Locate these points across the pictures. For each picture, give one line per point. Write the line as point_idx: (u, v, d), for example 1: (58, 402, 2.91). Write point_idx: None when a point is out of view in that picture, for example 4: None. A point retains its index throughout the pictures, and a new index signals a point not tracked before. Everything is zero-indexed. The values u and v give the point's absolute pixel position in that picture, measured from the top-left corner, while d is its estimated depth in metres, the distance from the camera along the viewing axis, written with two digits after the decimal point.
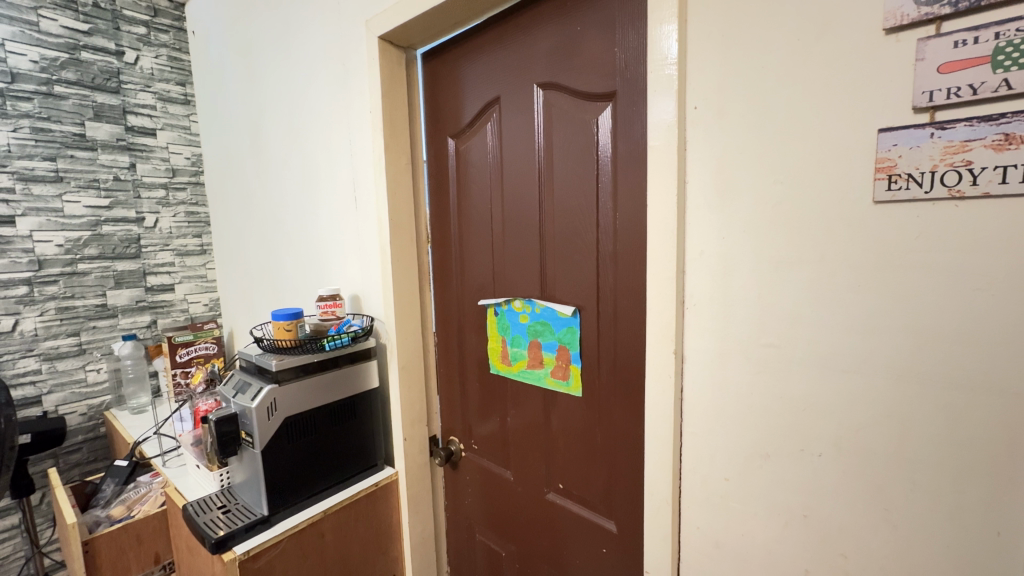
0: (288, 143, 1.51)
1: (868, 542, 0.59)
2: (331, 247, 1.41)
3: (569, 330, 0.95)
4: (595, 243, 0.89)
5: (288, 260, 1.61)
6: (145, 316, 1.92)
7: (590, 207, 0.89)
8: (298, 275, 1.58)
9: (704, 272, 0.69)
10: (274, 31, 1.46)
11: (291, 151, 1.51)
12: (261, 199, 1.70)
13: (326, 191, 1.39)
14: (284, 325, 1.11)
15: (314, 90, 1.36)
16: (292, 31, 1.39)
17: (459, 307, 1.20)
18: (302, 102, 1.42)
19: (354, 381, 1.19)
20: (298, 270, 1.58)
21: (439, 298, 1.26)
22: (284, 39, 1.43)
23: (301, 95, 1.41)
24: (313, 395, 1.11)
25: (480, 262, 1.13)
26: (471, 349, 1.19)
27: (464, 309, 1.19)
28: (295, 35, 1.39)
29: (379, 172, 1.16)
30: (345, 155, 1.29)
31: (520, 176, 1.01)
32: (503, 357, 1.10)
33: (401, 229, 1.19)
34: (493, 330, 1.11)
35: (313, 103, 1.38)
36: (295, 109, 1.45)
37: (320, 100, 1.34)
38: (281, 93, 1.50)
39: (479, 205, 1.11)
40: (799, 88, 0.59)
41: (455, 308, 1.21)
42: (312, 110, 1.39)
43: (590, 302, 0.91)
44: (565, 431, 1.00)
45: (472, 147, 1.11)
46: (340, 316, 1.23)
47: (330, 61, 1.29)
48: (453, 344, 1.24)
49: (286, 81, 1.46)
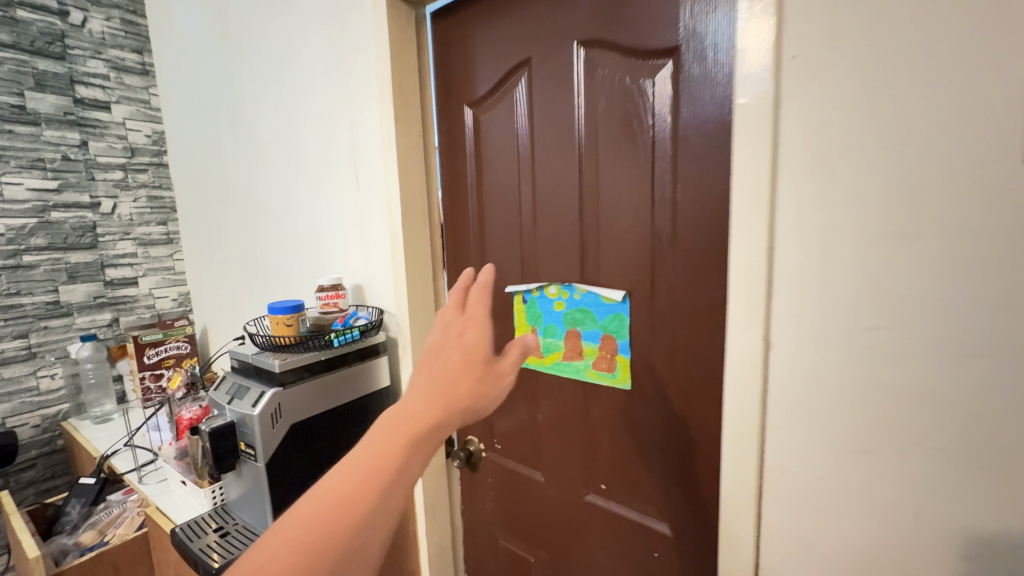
0: (275, 121, 1.36)
1: (1000, 545, 0.53)
2: (337, 246, 1.25)
3: (616, 317, 0.87)
4: (650, 222, 0.80)
5: (288, 261, 1.43)
6: (105, 314, 1.71)
7: (646, 181, 0.80)
8: (301, 274, 1.40)
9: (798, 248, 0.61)
10: (274, 24, 1.26)
11: (284, 138, 1.34)
12: (242, 181, 1.54)
13: (323, 179, 1.25)
14: (283, 320, 0.98)
15: (313, 84, 1.20)
16: (289, 27, 1.23)
17: None
18: (302, 95, 1.24)
19: (364, 381, 1.06)
20: (300, 270, 1.39)
21: None
22: (286, 40, 1.24)
23: (301, 88, 1.24)
24: (320, 397, 0.98)
25: (505, 249, 1.02)
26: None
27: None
28: (297, 32, 1.21)
29: (387, 145, 1.03)
30: (343, 134, 1.16)
31: (556, 149, 0.91)
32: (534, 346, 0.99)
33: (414, 212, 1.07)
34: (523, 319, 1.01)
35: (311, 94, 1.22)
36: (295, 100, 1.27)
37: (320, 94, 1.19)
38: (274, 85, 1.32)
39: (502, 182, 1.00)
40: (929, 27, 0.51)
41: None
42: (312, 104, 1.22)
43: (643, 286, 0.83)
44: (609, 427, 0.92)
45: (494, 118, 1.00)
46: (343, 309, 1.11)
47: (331, 44, 1.14)
48: None
49: (277, 61, 1.29)
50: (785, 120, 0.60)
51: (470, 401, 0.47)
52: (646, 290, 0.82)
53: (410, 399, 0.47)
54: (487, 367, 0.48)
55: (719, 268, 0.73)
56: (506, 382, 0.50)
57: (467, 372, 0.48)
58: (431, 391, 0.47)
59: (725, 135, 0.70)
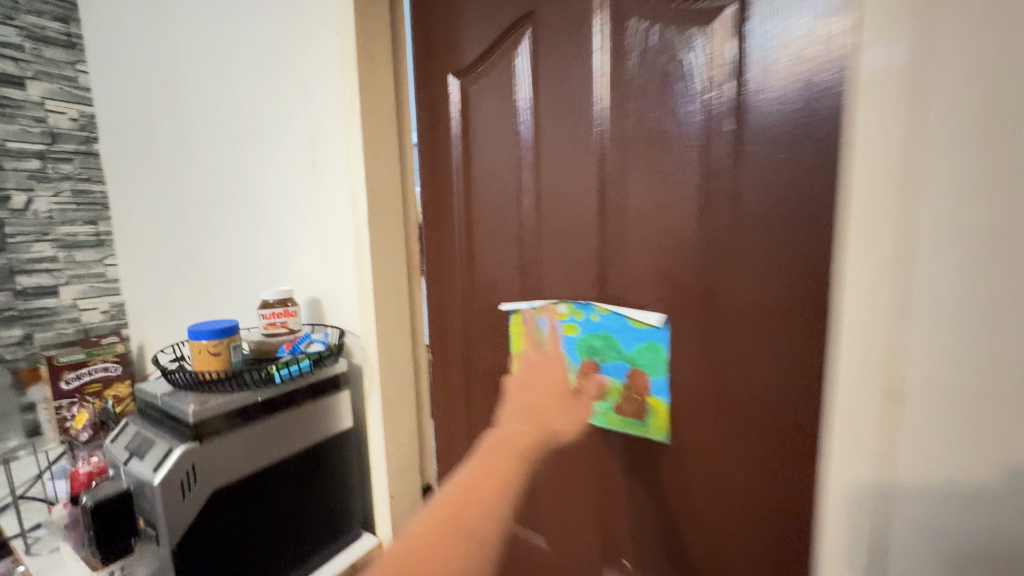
0: (222, 102, 1.13)
1: None
2: (292, 251, 1.01)
3: (649, 348, 0.66)
4: (698, 223, 0.61)
5: (236, 268, 1.19)
6: (15, 330, 1.43)
7: (693, 168, 0.60)
8: (249, 282, 1.16)
9: (955, 258, 0.42)
10: None
11: (230, 118, 1.11)
12: (183, 172, 1.30)
13: (276, 170, 1.02)
14: (208, 347, 0.74)
15: (263, 45, 0.99)
16: None
17: (466, 314, 0.88)
18: (249, 58, 1.03)
19: (319, 424, 0.83)
20: (249, 279, 1.16)
21: (434, 301, 0.92)
22: None
23: (249, 52, 1.03)
24: (259, 446, 0.75)
25: (501, 256, 0.81)
26: (479, 373, 0.88)
27: (472, 318, 0.87)
28: None
29: (351, 122, 0.82)
30: (298, 111, 0.95)
31: (568, 127, 0.70)
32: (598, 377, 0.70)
33: (384, 208, 0.85)
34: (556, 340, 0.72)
35: (261, 60, 1.00)
36: (242, 68, 1.05)
37: (273, 60, 0.98)
38: (220, 52, 1.10)
39: (496, 170, 0.79)
40: None
41: (459, 320, 0.89)
42: (263, 71, 1.01)
43: (687, 308, 0.63)
44: (635, 486, 0.71)
45: (486, 91, 0.79)
46: (294, 329, 0.88)
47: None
48: (454, 363, 0.91)
49: (224, 24, 1.07)
50: (910, 80, 0.44)
51: (556, 429, 0.58)
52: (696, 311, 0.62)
53: (509, 418, 0.56)
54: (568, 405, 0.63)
55: (796, 285, 0.54)
56: (576, 420, 0.63)
57: (555, 404, 0.61)
58: (527, 413, 0.57)
59: (823, 100, 0.50)
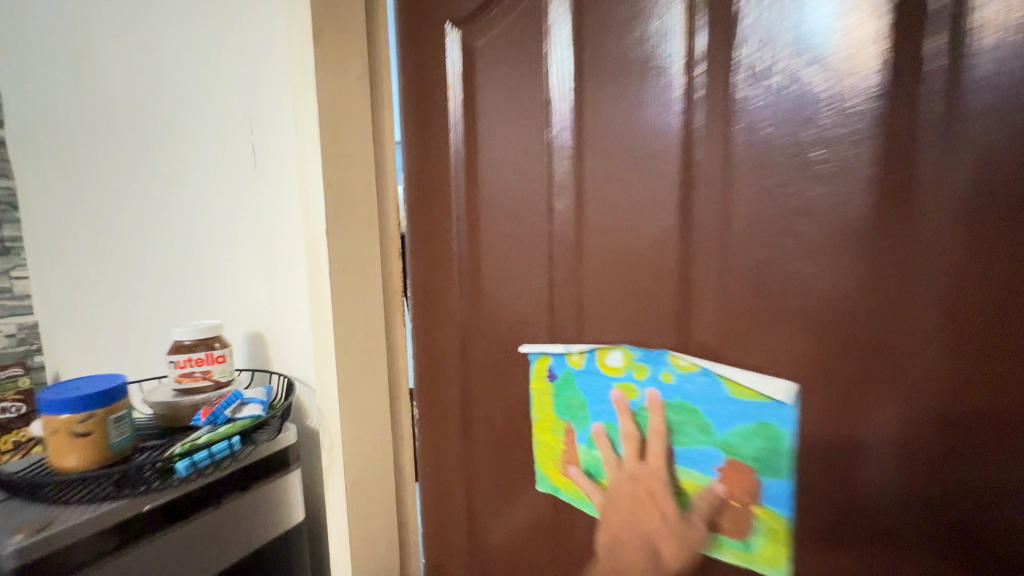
0: (142, 70, 0.87)
1: None
2: (227, 267, 0.75)
3: (758, 429, 0.43)
4: (876, 237, 0.37)
5: (162, 286, 0.92)
6: None
7: (867, 148, 0.36)
8: (175, 305, 0.89)
9: None
10: None
11: (152, 90, 0.85)
12: (97, 161, 1.02)
13: (208, 159, 0.76)
14: (66, 426, 0.49)
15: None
16: None
17: (466, 359, 0.64)
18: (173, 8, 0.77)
19: (247, 528, 0.56)
20: (175, 300, 0.89)
21: (424, 337, 0.68)
22: None
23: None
24: (158, 570, 0.49)
25: (520, 280, 0.57)
26: (482, 438, 0.64)
27: (473, 364, 0.63)
28: None
29: (303, 88, 0.57)
30: (235, 78, 0.69)
31: (630, 93, 0.47)
32: (712, 481, 0.46)
33: (351, 212, 0.61)
34: (662, 414, 0.48)
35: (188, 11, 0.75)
36: (164, 23, 0.79)
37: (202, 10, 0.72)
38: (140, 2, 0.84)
39: (515, 158, 0.56)
40: None
41: (456, 366, 0.65)
42: (190, 26, 0.75)
43: (852, 376, 0.38)
44: None
45: (502, 46, 0.55)
46: (219, 383, 0.63)
47: None
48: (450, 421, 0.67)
49: None
50: None
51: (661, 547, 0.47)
52: (859, 317, 0.38)
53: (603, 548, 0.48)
54: (673, 520, 0.47)
55: None
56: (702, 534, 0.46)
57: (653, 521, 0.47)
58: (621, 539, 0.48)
59: None
